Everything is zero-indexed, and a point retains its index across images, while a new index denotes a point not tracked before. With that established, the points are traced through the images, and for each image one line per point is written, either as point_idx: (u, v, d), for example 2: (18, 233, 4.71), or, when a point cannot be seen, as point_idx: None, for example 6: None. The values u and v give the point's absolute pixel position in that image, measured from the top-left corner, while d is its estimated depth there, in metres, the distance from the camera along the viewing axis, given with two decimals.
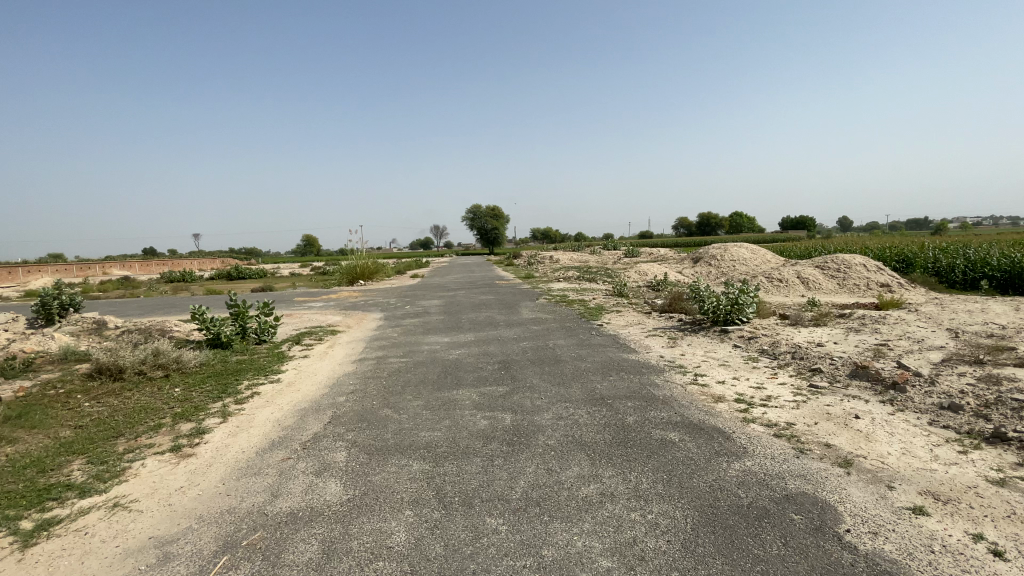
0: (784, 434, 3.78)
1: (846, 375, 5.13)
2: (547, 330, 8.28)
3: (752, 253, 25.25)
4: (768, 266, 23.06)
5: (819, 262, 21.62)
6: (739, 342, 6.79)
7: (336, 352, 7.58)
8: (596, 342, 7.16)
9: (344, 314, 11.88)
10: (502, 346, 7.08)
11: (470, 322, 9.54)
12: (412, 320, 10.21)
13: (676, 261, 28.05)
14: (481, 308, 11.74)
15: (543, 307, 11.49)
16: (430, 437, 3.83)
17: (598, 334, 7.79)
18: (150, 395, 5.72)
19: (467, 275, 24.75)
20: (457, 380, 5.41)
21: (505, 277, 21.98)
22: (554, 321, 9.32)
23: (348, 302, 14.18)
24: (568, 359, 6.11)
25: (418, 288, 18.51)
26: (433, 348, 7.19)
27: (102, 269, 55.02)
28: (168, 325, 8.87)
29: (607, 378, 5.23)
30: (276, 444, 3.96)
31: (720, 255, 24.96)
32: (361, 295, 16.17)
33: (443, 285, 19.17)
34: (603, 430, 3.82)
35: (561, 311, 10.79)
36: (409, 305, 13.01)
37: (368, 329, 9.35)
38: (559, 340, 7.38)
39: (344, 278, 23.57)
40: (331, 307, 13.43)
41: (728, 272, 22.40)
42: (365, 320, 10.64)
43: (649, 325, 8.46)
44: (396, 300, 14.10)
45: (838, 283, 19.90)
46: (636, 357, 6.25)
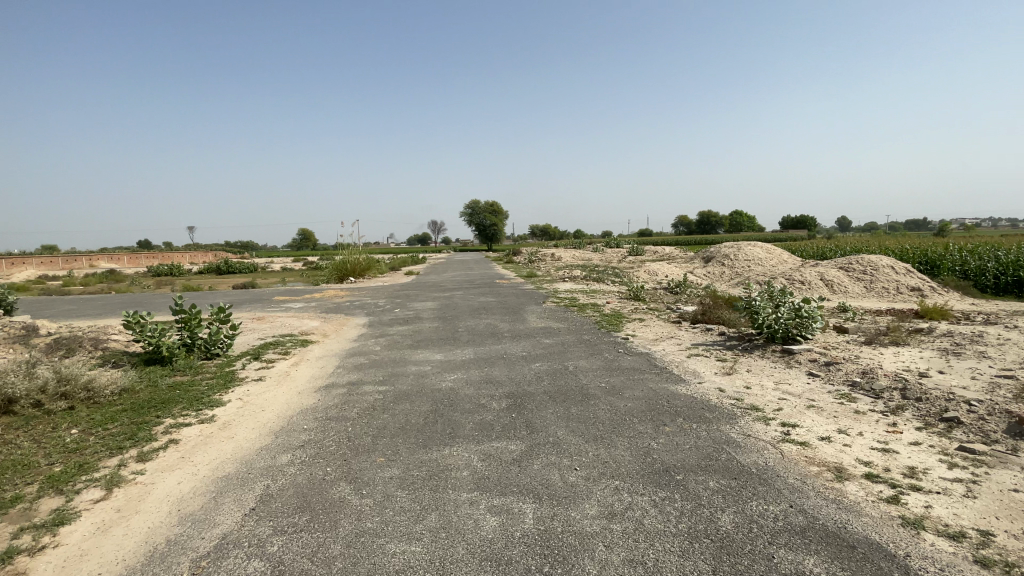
0: (993, 561, 2.28)
1: (1001, 431, 3.64)
2: (563, 345, 6.77)
3: (767, 252, 23.76)
4: (786, 267, 21.60)
5: (842, 262, 20.16)
6: (814, 369, 5.32)
7: (301, 372, 6.05)
8: (628, 365, 5.65)
9: (323, 318, 10.37)
10: (509, 370, 5.54)
11: (468, 332, 8.05)
12: (400, 328, 8.71)
13: (686, 259, 26.55)
14: (480, 313, 10.25)
15: (552, 313, 10.01)
16: (404, 558, 2.30)
17: (627, 353, 6.27)
18: (31, 441, 4.16)
19: (465, 272, 23.21)
20: (451, 426, 3.87)
21: (505, 275, 20.48)
22: (568, 331, 7.85)
23: (331, 303, 12.64)
24: (600, 393, 4.58)
25: (411, 286, 16.97)
26: (422, 371, 5.68)
27: (87, 261, 53.13)
28: (103, 337, 7.33)
29: (664, 429, 3.71)
30: (155, 564, 2.44)
31: (734, 254, 23.45)
32: (347, 295, 14.63)
33: (439, 284, 17.63)
34: (691, 549, 2.30)
35: (574, 318, 9.31)
36: (399, 308, 11.52)
37: (348, 339, 7.85)
38: (581, 361, 5.86)
39: (333, 275, 22.00)
40: (311, 309, 11.90)
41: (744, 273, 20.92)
42: (346, 327, 9.15)
43: (686, 341, 7.00)
44: (386, 302, 12.60)
45: (865, 286, 18.40)
46: (687, 390, 4.76)
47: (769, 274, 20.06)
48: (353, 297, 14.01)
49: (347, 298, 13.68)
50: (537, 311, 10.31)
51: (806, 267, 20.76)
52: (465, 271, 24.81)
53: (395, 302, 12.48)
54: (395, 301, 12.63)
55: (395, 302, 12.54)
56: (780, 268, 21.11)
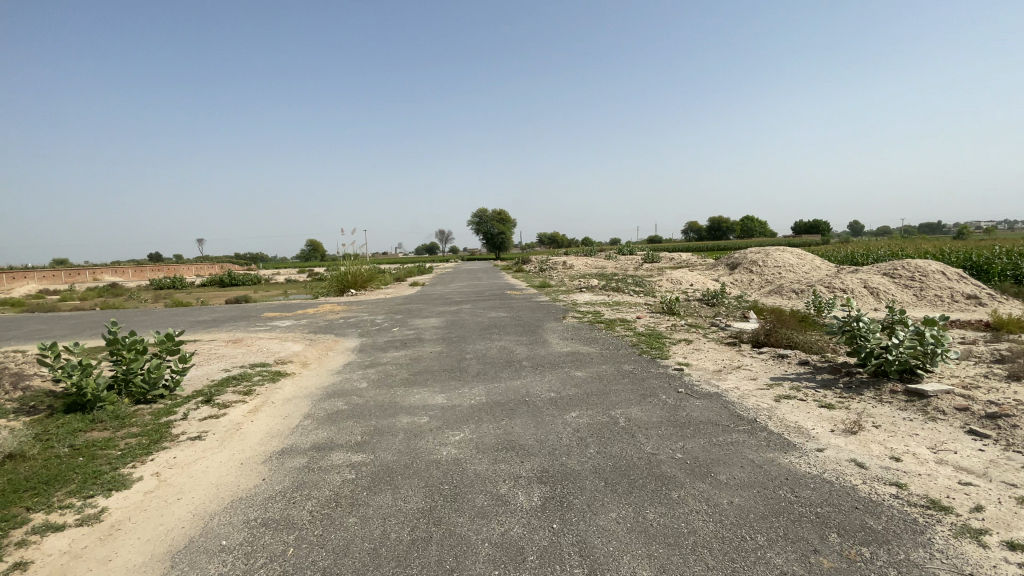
0: None
1: None
2: (602, 380, 5.20)
3: (798, 258, 22.03)
4: (821, 273, 19.87)
5: (885, 268, 18.42)
6: (974, 427, 3.73)
7: (258, 423, 4.55)
8: (701, 416, 4.08)
9: (309, 339, 8.90)
10: (537, 423, 3.97)
11: (478, 359, 6.53)
12: (396, 353, 7.22)
13: (709, 266, 24.88)
14: (493, 331, 8.75)
15: (578, 331, 8.46)
16: None
17: (691, 394, 4.70)
18: None
19: (474, 283, 21.75)
20: (453, 551, 2.34)
21: (516, 286, 19.00)
22: (603, 357, 6.28)
23: (323, 321, 11.18)
24: (682, 474, 3.01)
25: (415, 299, 15.50)
26: (417, 425, 4.15)
27: (90, 275, 52.42)
28: (24, 375, 5.87)
29: (821, 567, 2.14)
30: None
31: (762, 261, 21.76)
32: (342, 310, 13.15)
33: (445, 297, 16.15)
34: None
35: (605, 338, 7.75)
36: (399, 325, 10.03)
37: (331, 371, 6.36)
38: (633, 407, 4.29)
39: (333, 287, 20.65)
40: (299, 328, 10.45)
41: (776, 282, 19.25)
42: (333, 352, 7.66)
43: (761, 375, 5.43)
44: (385, 318, 11.12)
45: (914, 294, 16.66)
46: (808, 468, 3.19)
47: (805, 283, 18.37)
48: (349, 313, 12.56)
49: (341, 314, 12.20)
50: (559, 329, 8.76)
51: (844, 273, 19.04)
52: (472, 281, 23.30)
53: (395, 319, 11.01)
54: (396, 318, 11.15)
55: (396, 318, 11.07)
56: (815, 276, 19.42)
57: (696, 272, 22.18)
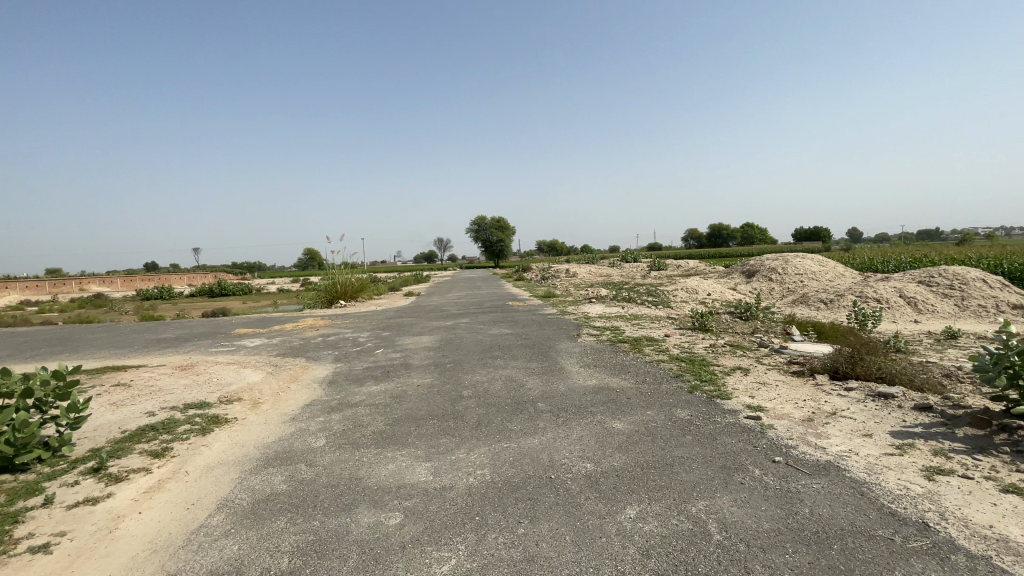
0: None
1: None
2: (654, 439, 3.65)
3: (820, 265, 20.53)
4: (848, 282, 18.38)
5: (920, 276, 16.92)
6: None
7: (143, 519, 2.99)
8: (836, 518, 2.57)
9: (273, 364, 7.33)
10: (575, 535, 2.45)
11: (478, 396, 4.98)
12: (373, 386, 5.67)
13: (723, 274, 23.41)
14: (494, 354, 7.20)
15: (599, 354, 6.90)
16: None
17: (794, 468, 3.18)
18: None
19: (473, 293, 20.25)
20: None
21: (519, 296, 17.49)
22: (644, 397, 4.73)
23: (298, 339, 9.64)
24: None
25: (409, 312, 13.96)
26: (380, 532, 2.59)
27: (76, 285, 50.68)
28: None
29: None
30: None
31: (782, 268, 20.25)
32: (323, 326, 11.58)
33: (442, 309, 14.63)
34: None
35: (637, 365, 6.21)
36: (383, 345, 8.49)
37: (283, 416, 4.81)
38: (720, 499, 2.77)
39: (321, 298, 19.09)
40: (266, 349, 8.87)
41: (799, 291, 17.76)
42: (296, 385, 6.10)
43: (873, 431, 3.89)
44: (369, 336, 9.57)
45: (955, 303, 15.12)
46: None
47: (833, 292, 16.87)
48: (331, 329, 10.99)
49: (320, 331, 10.62)
50: (576, 350, 7.23)
51: (874, 281, 17.55)
52: (472, 290, 21.79)
53: (380, 336, 9.45)
54: (381, 335, 9.60)
55: (381, 336, 9.51)
56: (842, 284, 17.95)
57: (711, 280, 20.66)
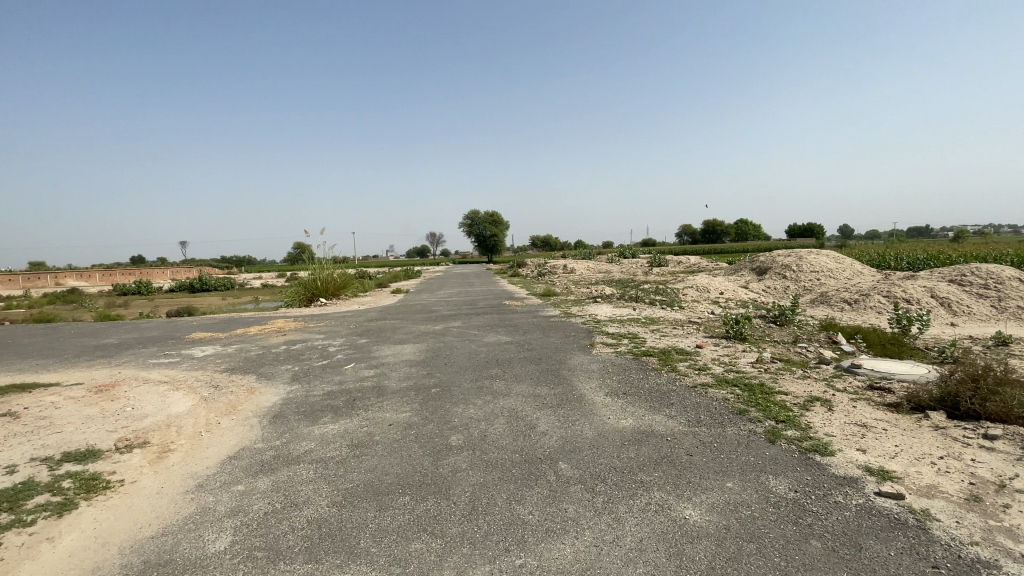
0: None
1: None
2: (765, 553, 2.23)
3: (836, 263, 19.20)
4: (869, 280, 17.08)
5: (950, 275, 15.64)
6: None
7: None
8: None
9: (214, 386, 5.84)
10: None
11: (471, 447, 3.51)
12: (329, 425, 4.19)
13: (731, 271, 22.05)
14: (492, 371, 5.73)
15: (626, 375, 5.46)
16: None
17: None
18: None
19: (467, 291, 18.74)
20: None
21: (516, 294, 16.01)
22: (712, 455, 3.30)
23: (256, 349, 8.08)
24: None
25: (393, 313, 12.45)
26: None
27: (52, 279, 48.49)
28: None
29: None
30: None
31: (796, 265, 18.90)
32: (292, 330, 10.04)
33: (431, 309, 13.10)
34: None
35: (680, 393, 4.77)
36: (354, 357, 6.98)
37: (190, 480, 3.33)
38: None
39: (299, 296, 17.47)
40: (214, 361, 7.34)
41: (818, 291, 16.43)
42: (230, 419, 4.61)
43: None
44: (341, 345, 8.06)
45: (992, 305, 13.80)
46: None
47: (856, 291, 15.56)
48: (300, 333, 9.47)
49: (286, 337, 9.08)
50: (595, 368, 5.77)
51: (899, 280, 16.28)
52: (464, 288, 20.26)
53: (354, 345, 7.94)
54: (356, 343, 8.08)
55: (355, 345, 7.99)
56: (864, 283, 16.63)
57: (721, 277, 19.25)
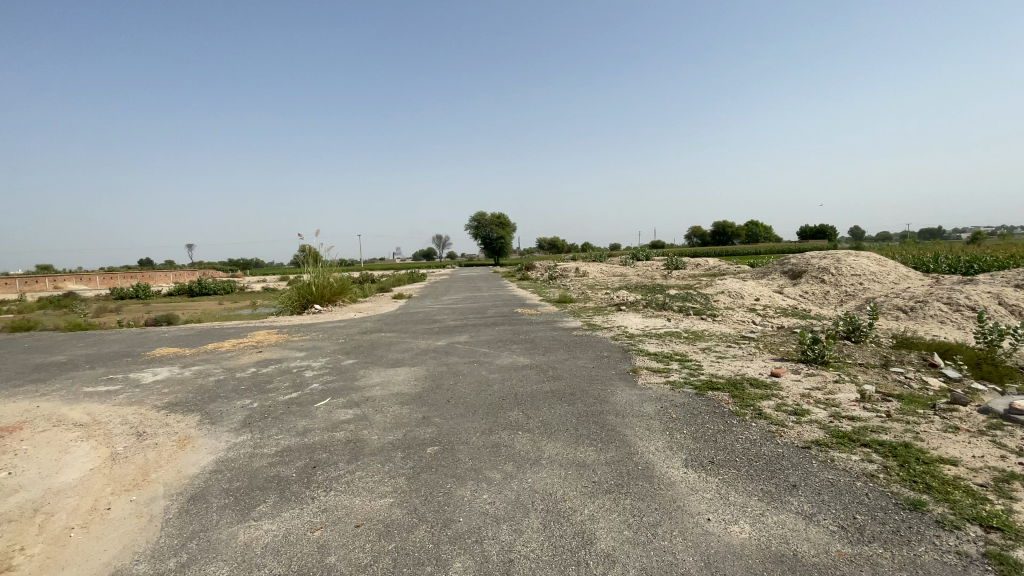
0: None
1: None
2: None
3: (878, 265, 17.47)
4: (920, 285, 15.40)
5: (1016, 280, 13.95)
6: None
7: None
8: None
9: (139, 435, 4.37)
10: None
11: None
12: (264, 524, 2.68)
13: (759, 274, 20.40)
14: (510, 414, 4.19)
15: (699, 423, 3.91)
16: None
17: None
18: None
19: (475, 296, 17.24)
20: None
21: (529, 301, 14.48)
22: None
23: (218, 374, 6.58)
24: None
25: (391, 323, 10.94)
26: None
27: (51, 282, 47.66)
28: None
29: None
30: None
31: (835, 268, 17.23)
32: (271, 345, 8.58)
33: (435, 318, 11.61)
34: None
35: (794, 463, 3.22)
36: (333, 388, 5.48)
37: None
38: None
39: (291, 302, 16.00)
40: (160, 391, 5.89)
41: (865, 297, 14.78)
42: (127, 502, 3.11)
43: None
44: (321, 367, 6.57)
45: None
46: None
47: (910, 297, 13.90)
48: (278, 351, 8.01)
49: (258, 357, 7.60)
50: (651, 410, 4.24)
51: (955, 284, 14.59)
52: (472, 293, 18.79)
53: (336, 368, 6.44)
54: (339, 366, 6.59)
55: (338, 368, 6.50)
56: (915, 289, 14.95)
57: (752, 281, 17.60)
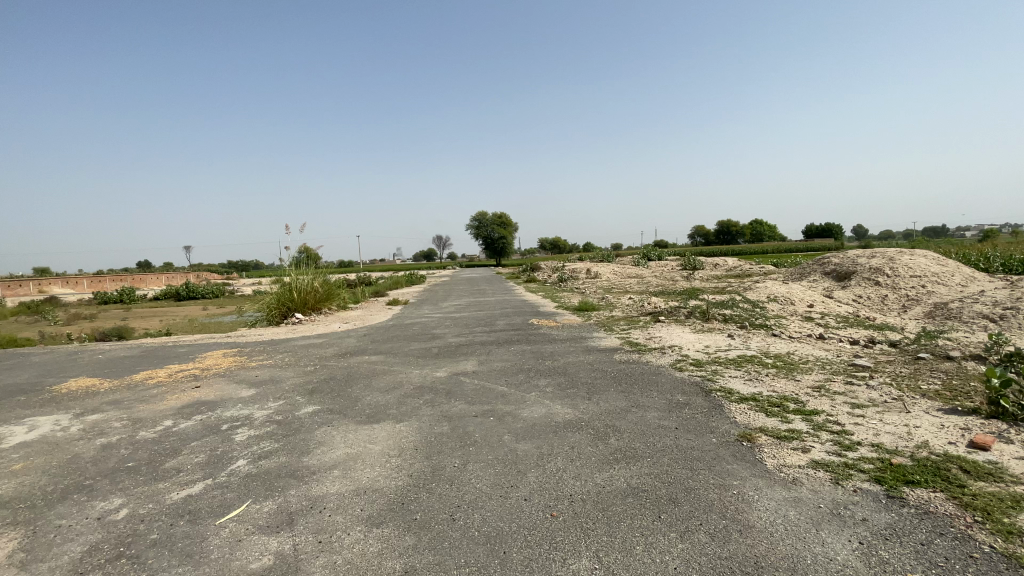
0: None
1: None
2: None
3: (938, 265, 15.32)
4: (995, 288, 13.29)
5: None
6: None
7: None
8: None
9: None
10: None
11: None
12: None
13: (796, 275, 18.29)
14: (580, 569, 2.12)
15: None
16: None
17: None
18: None
19: (481, 302, 15.14)
20: None
21: (545, 309, 12.40)
22: None
23: (112, 432, 4.46)
24: None
25: (381, 338, 8.87)
26: None
27: (35, 287, 45.68)
28: None
29: None
30: None
31: (890, 268, 15.13)
32: (215, 376, 6.48)
33: (434, 331, 9.52)
34: None
35: None
36: (263, 470, 3.40)
37: None
38: None
39: (270, 311, 13.82)
40: (6, 469, 3.79)
41: (935, 303, 12.68)
42: None
43: None
44: (263, 420, 4.48)
45: None
46: None
47: (994, 299, 11.79)
48: (220, 387, 5.92)
49: (188, 398, 5.49)
50: (850, 556, 2.21)
51: None
52: (477, 298, 16.69)
53: (284, 423, 4.35)
54: (289, 418, 4.48)
55: (288, 421, 4.40)
56: (994, 291, 12.84)
57: (794, 284, 15.51)
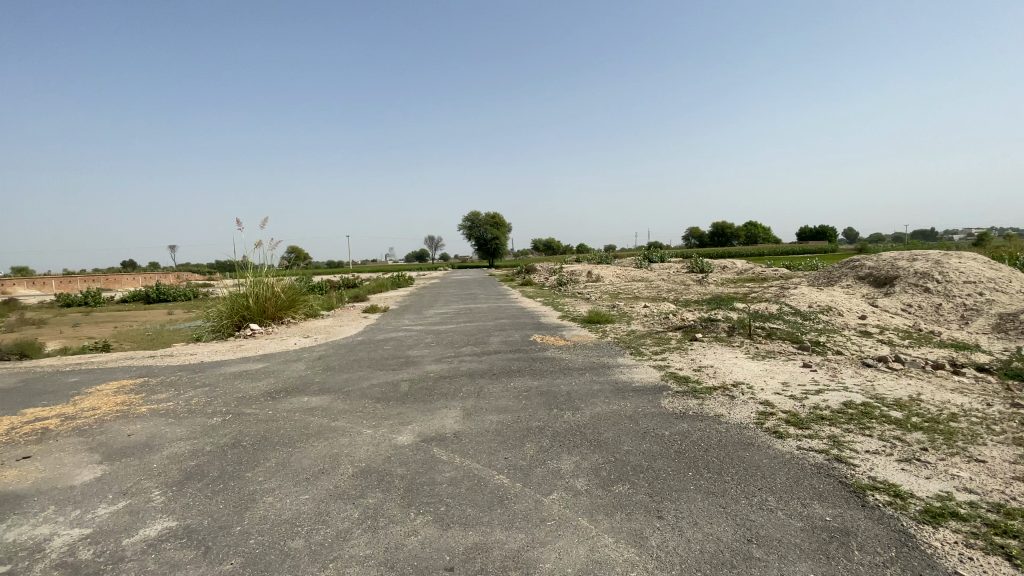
0: None
1: None
2: None
3: (993, 269, 13.44)
4: None
5: None
6: None
7: None
8: None
9: None
10: None
11: None
12: None
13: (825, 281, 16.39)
14: None
15: None
16: None
17: None
18: None
19: (473, 311, 13.07)
20: None
21: (548, 321, 10.33)
22: None
23: None
24: None
25: (337, 364, 6.75)
26: None
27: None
28: None
29: None
30: None
31: (939, 273, 13.23)
32: (71, 435, 4.36)
33: (411, 352, 7.42)
34: None
35: None
36: None
37: None
38: None
39: (219, 322, 11.62)
40: None
41: (1007, 312, 10.76)
42: None
43: None
44: (46, 570, 2.38)
45: None
46: None
47: None
48: (59, 461, 3.81)
49: None
50: None
51: None
52: (469, 305, 14.58)
53: None
54: (99, 563, 2.39)
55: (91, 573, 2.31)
56: None
57: (830, 290, 13.58)
